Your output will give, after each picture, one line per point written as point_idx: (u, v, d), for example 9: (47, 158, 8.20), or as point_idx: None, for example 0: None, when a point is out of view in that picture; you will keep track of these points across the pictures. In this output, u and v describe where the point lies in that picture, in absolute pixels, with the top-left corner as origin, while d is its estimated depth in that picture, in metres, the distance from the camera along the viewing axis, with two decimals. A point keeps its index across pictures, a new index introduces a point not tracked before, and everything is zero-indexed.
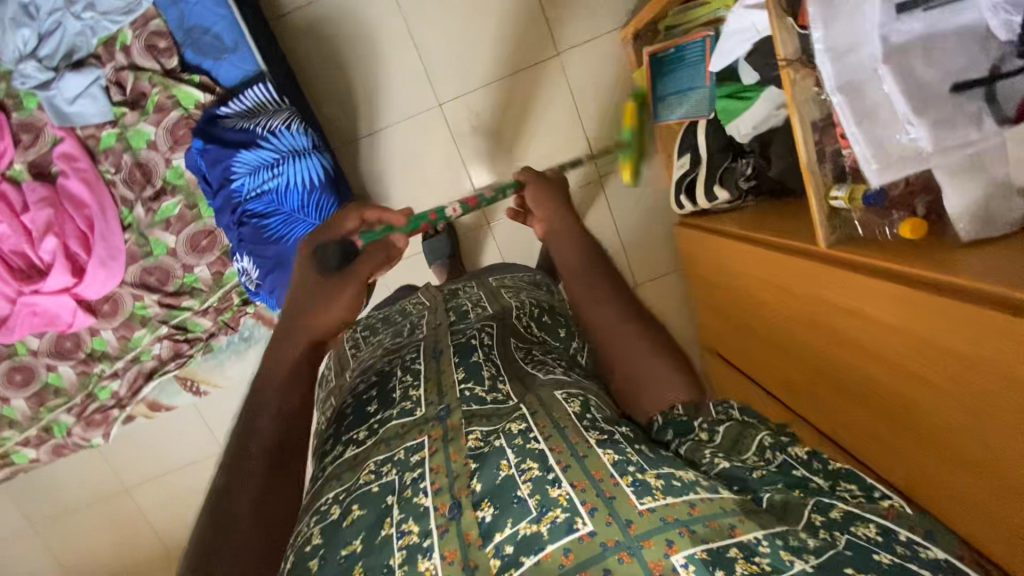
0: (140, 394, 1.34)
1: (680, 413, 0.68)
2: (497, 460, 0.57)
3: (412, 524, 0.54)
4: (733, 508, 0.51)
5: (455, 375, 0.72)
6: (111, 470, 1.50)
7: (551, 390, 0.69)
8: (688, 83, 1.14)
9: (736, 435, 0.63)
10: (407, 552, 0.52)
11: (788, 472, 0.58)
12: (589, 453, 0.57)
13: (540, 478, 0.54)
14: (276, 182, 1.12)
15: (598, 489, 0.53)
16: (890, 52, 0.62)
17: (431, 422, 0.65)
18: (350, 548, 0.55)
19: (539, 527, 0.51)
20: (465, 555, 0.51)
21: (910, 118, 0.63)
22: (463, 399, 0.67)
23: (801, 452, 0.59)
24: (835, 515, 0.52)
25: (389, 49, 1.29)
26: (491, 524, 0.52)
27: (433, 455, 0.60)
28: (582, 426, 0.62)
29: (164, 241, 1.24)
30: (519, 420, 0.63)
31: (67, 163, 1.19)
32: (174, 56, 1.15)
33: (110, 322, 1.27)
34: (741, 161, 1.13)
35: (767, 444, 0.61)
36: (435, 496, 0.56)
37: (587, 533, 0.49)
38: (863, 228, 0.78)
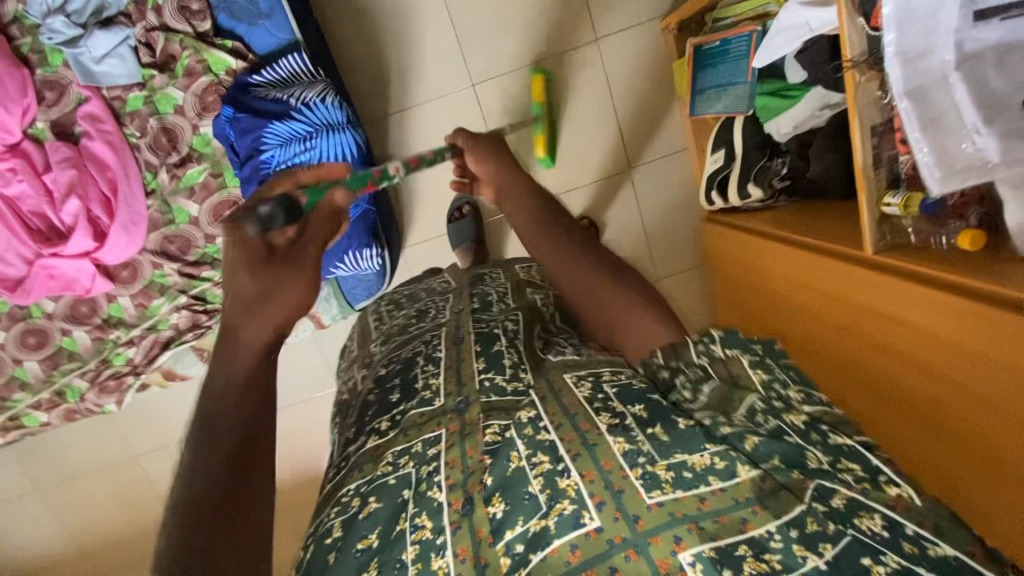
0: (156, 362, 1.32)
1: (663, 372, 0.65)
2: (508, 451, 0.56)
3: (425, 519, 0.54)
4: (747, 497, 0.50)
5: (475, 365, 0.70)
6: (121, 437, 1.49)
7: (563, 372, 0.68)
8: (729, 78, 1.12)
9: (723, 394, 0.61)
10: (420, 549, 0.52)
11: (782, 438, 0.55)
12: (600, 442, 0.55)
13: (551, 470, 0.54)
14: (309, 156, 1.09)
15: (607, 482, 0.52)
16: (963, 59, 0.63)
17: (449, 415, 0.64)
18: (366, 542, 0.54)
19: (547, 521, 0.51)
20: (476, 552, 0.51)
21: (978, 128, 0.63)
22: (482, 390, 0.66)
23: (796, 421, 0.56)
24: (838, 503, 0.50)
25: (424, 24, 1.26)
26: (501, 521, 0.52)
27: (450, 449, 0.59)
28: (593, 411, 0.59)
29: (188, 210, 1.22)
30: (531, 406, 0.62)
31: (91, 124, 1.15)
32: (207, 19, 1.11)
33: (127, 288, 1.26)
34: (777, 159, 1.12)
35: (758, 408, 0.59)
36: (449, 491, 0.55)
37: (594, 529, 0.49)
38: (915, 236, 0.77)
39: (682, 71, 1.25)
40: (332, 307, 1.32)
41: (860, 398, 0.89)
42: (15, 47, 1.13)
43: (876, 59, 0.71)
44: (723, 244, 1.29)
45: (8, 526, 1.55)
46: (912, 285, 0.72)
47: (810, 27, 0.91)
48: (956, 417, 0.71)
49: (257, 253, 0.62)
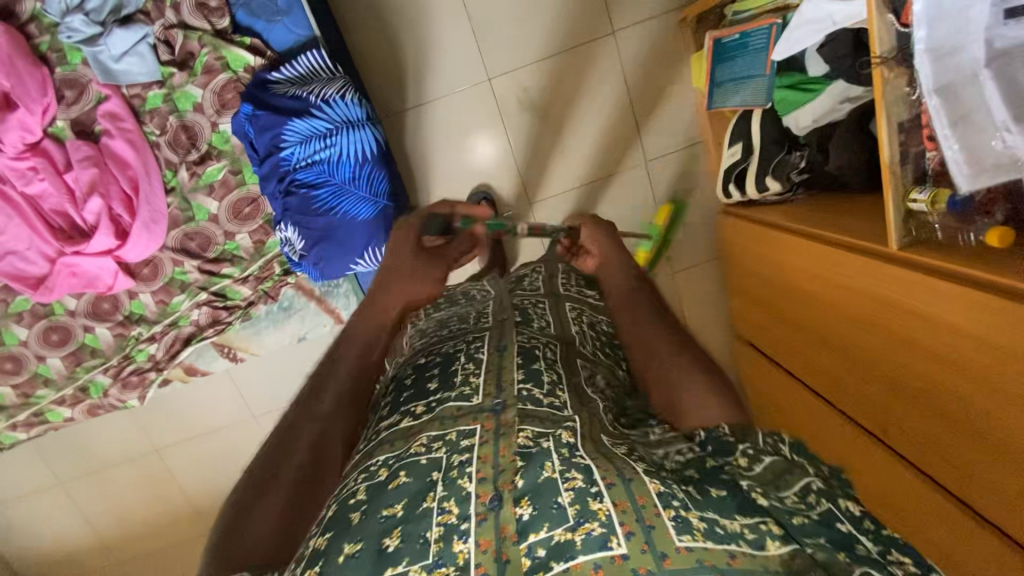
0: (177, 358, 1.34)
1: (728, 437, 0.56)
2: (541, 459, 0.49)
3: (453, 504, 0.47)
4: (776, 568, 0.41)
5: (515, 373, 0.63)
6: (143, 431, 1.51)
7: (598, 430, 0.57)
8: (748, 70, 1.13)
9: (781, 468, 0.51)
10: (444, 530, 0.45)
11: (832, 524, 0.46)
12: (627, 469, 0.48)
13: (582, 490, 0.46)
14: (328, 153, 1.10)
15: (639, 515, 0.43)
16: (993, 56, 0.63)
17: (485, 413, 0.57)
18: (391, 511, 0.48)
19: (573, 535, 0.43)
20: (498, 547, 0.43)
21: (1008, 125, 0.63)
22: (520, 397, 0.58)
23: (852, 507, 0.48)
24: None
25: (442, 20, 1.26)
26: (527, 523, 0.45)
27: (483, 444, 0.52)
28: (627, 459, 0.51)
29: (207, 207, 1.23)
30: (572, 432, 0.54)
31: (112, 123, 1.16)
32: (225, 16, 1.12)
33: (149, 285, 1.27)
34: (796, 153, 1.11)
35: (814, 488, 0.49)
36: (478, 483, 0.48)
37: (620, 556, 0.41)
38: (942, 231, 0.77)
39: (700, 65, 1.25)
40: (352, 303, 1.35)
41: (879, 386, 0.90)
42: (34, 46, 1.14)
43: (904, 55, 0.71)
44: (744, 241, 1.28)
45: (33, 519, 1.58)
46: (939, 280, 0.73)
47: (832, 20, 0.90)
48: (979, 405, 0.72)
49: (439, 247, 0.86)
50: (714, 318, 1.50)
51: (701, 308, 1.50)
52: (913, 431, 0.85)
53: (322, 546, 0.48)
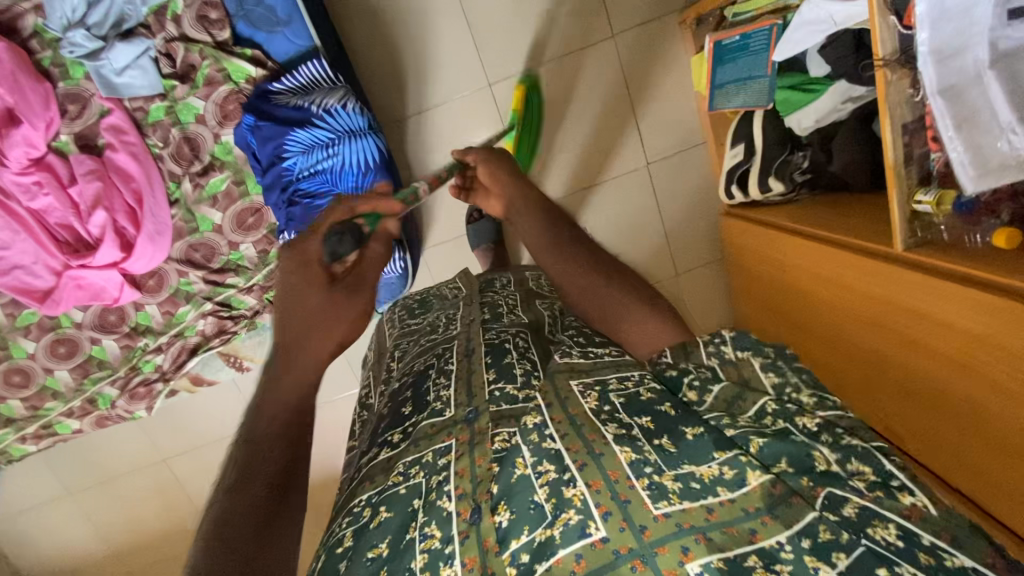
0: (184, 368, 1.34)
1: (671, 369, 0.65)
2: (513, 457, 0.55)
3: (435, 528, 0.52)
4: (759, 506, 0.48)
5: (485, 376, 0.68)
6: (150, 442, 1.52)
7: (568, 379, 0.65)
8: (748, 72, 1.12)
9: (731, 395, 0.59)
10: (428, 557, 0.50)
11: (788, 439, 0.52)
12: (584, 421, 0.57)
13: (556, 480, 0.52)
14: (332, 162, 1.11)
15: (613, 492, 0.50)
16: (998, 56, 0.63)
17: (459, 425, 0.62)
18: (376, 552, 0.53)
19: (552, 531, 0.48)
20: (483, 561, 0.48)
21: (1014, 127, 0.63)
22: (492, 399, 0.64)
23: (807, 423, 0.54)
24: (850, 513, 0.47)
25: (440, 26, 1.26)
26: (507, 530, 0.50)
27: (459, 459, 0.57)
28: (600, 421, 0.57)
29: (211, 218, 1.23)
30: (536, 412, 0.59)
31: (115, 136, 1.16)
32: (226, 29, 1.12)
33: (154, 297, 1.28)
34: (798, 154, 1.13)
35: (767, 411, 0.56)
36: (458, 501, 0.53)
37: (600, 539, 0.47)
38: (948, 232, 0.76)
39: (700, 66, 1.24)
40: None
41: (882, 387, 0.90)
42: (36, 61, 1.14)
43: (907, 57, 0.70)
44: (745, 242, 1.29)
45: (43, 530, 1.58)
46: (934, 278, 0.73)
47: (833, 21, 0.89)
48: (976, 399, 0.73)
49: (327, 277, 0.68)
50: (718, 317, 1.50)
51: (706, 308, 1.50)
52: (921, 433, 0.85)
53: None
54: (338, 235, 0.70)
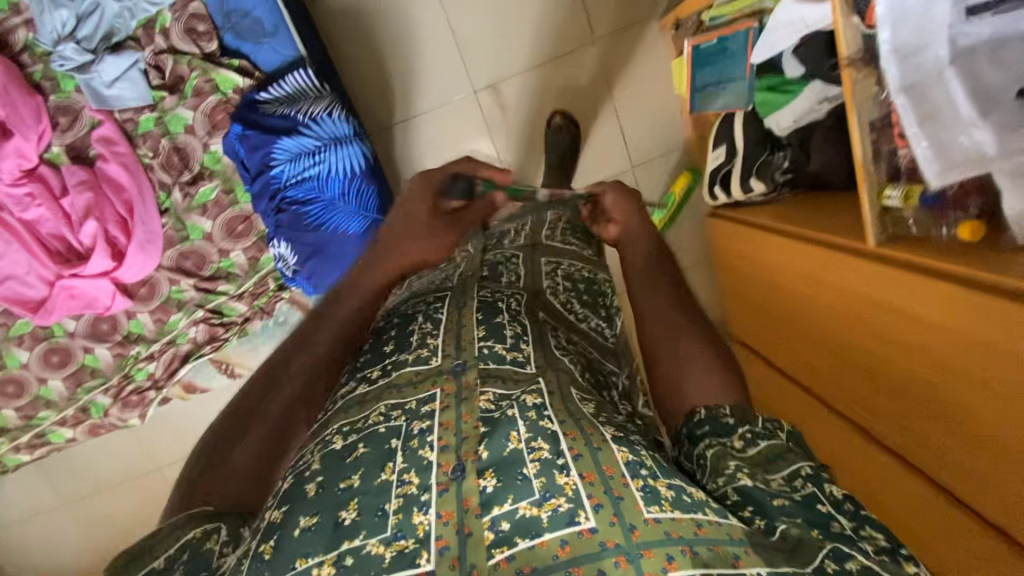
0: (176, 376, 1.35)
1: (727, 418, 0.55)
2: (507, 429, 0.51)
3: (413, 475, 0.49)
4: (740, 537, 0.44)
5: (475, 331, 0.64)
6: (144, 450, 1.52)
7: (568, 383, 0.60)
8: (727, 74, 1.16)
9: (778, 453, 0.52)
10: (403, 502, 0.47)
11: (813, 504, 0.47)
12: (582, 416, 0.54)
13: (548, 460, 0.48)
14: (318, 170, 1.13)
15: (606, 487, 0.46)
16: (957, 54, 0.65)
17: (445, 375, 0.58)
18: (348, 483, 0.49)
19: (539, 512, 0.45)
20: (460, 519, 0.45)
21: (975, 121, 0.65)
22: (482, 355, 0.60)
23: (838, 491, 0.48)
24: (852, 567, 0.42)
25: (426, 35, 1.29)
26: (491, 496, 0.46)
27: (445, 410, 0.54)
28: (598, 422, 0.54)
29: (201, 226, 1.25)
30: (536, 394, 0.56)
31: (106, 147, 1.18)
32: (214, 40, 1.14)
33: (145, 305, 1.29)
34: (779, 153, 1.13)
35: (802, 473, 0.49)
36: (439, 453, 0.50)
37: (588, 529, 0.43)
38: (916, 227, 0.78)
39: (681, 70, 1.25)
40: None
41: (867, 384, 0.90)
42: (27, 75, 1.16)
43: (870, 56, 0.72)
44: (731, 243, 1.30)
45: (38, 540, 1.59)
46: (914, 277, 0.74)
47: (806, 24, 0.93)
48: (957, 396, 0.72)
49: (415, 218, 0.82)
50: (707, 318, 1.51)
51: None
52: (907, 433, 0.84)
53: (277, 518, 0.49)
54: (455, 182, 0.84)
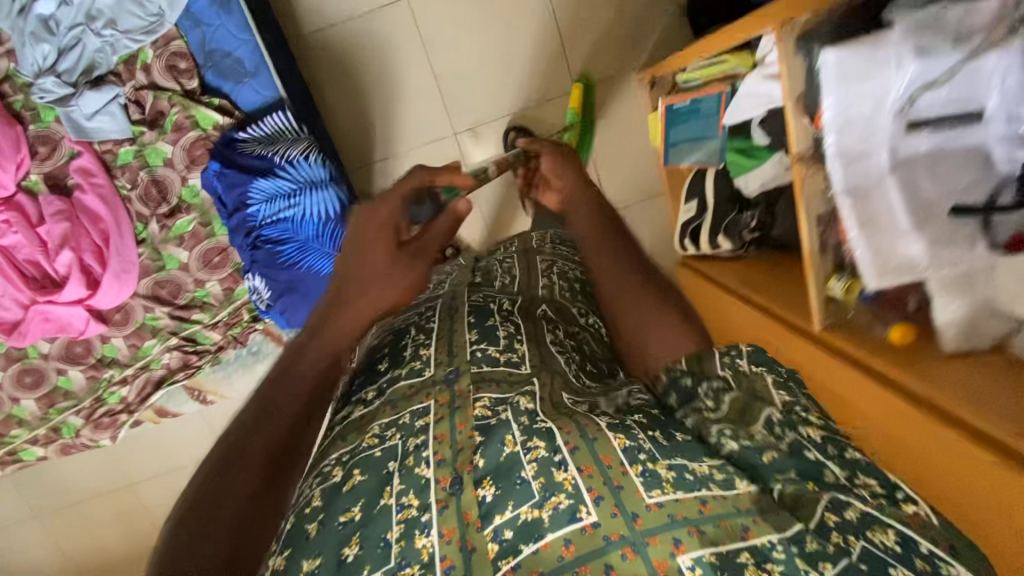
0: (148, 401, 1.37)
1: (685, 378, 0.68)
2: (503, 434, 0.58)
3: (412, 497, 0.55)
4: (749, 507, 0.50)
5: (468, 336, 0.76)
6: (115, 467, 1.53)
7: (561, 390, 0.68)
8: (701, 132, 1.17)
9: (743, 405, 0.62)
10: (405, 527, 0.53)
11: (800, 454, 0.55)
12: (580, 415, 0.60)
13: (546, 459, 0.54)
14: (293, 212, 1.14)
15: (605, 477, 0.52)
16: (897, 164, 0.68)
17: (438, 386, 0.68)
18: (348, 515, 0.56)
19: (541, 513, 0.51)
20: (462, 536, 0.51)
21: (910, 232, 0.68)
22: (475, 359, 0.71)
23: (813, 434, 0.58)
24: (851, 515, 0.48)
25: (408, 76, 1.30)
26: (490, 505, 0.53)
27: (438, 423, 0.62)
28: (593, 411, 0.63)
29: (178, 256, 1.26)
30: (529, 396, 0.64)
31: (84, 178, 1.19)
32: (195, 78, 1.15)
33: (120, 330, 1.30)
34: (747, 213, 1.16)
35: (776, 421, 0.59)
36: (436, 468, 0.57)
37: (590, 524, 0.49)
38: (858, 316, 0.82)
39: (655, 124, 1.27)
40: None
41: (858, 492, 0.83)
42: (7, 104, 1.17)
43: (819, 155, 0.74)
44: (699, 297, 1.32)
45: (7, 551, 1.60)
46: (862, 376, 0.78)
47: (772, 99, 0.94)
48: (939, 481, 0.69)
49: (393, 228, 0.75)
50: None
51: None
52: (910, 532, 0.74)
53: (282, 563, 0.55)
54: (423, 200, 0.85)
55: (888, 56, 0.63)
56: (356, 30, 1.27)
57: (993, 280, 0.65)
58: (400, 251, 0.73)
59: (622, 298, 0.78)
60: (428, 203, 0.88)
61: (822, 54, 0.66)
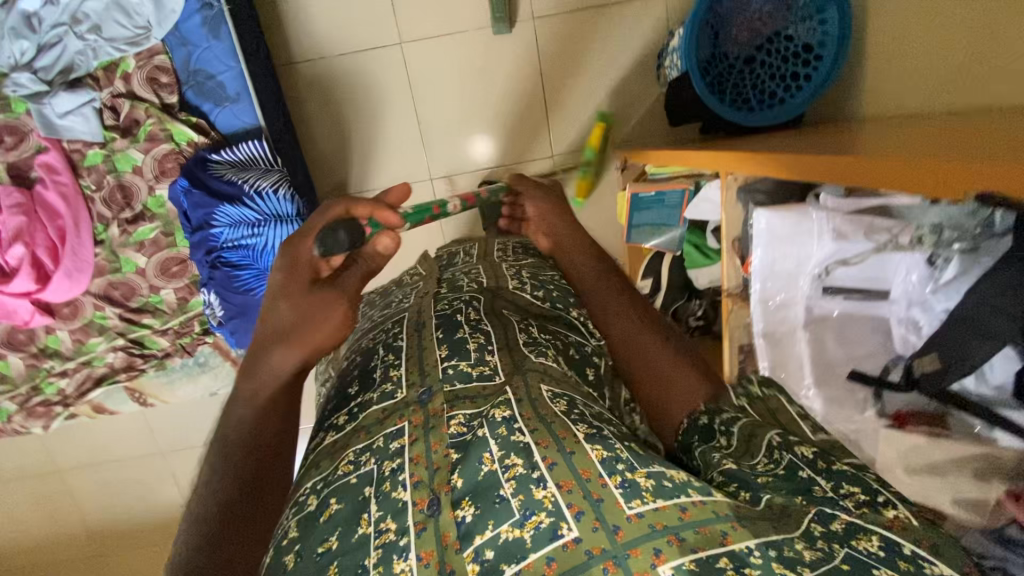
0: (87, 396, 1.35)
1: (702, 418, 0.61)
2: (480, 452, 0.51)
3: (389, 521, 0.47)
4: (727, 514, 0.44)
5: (438, 353, 0.65)
6: (47, 451, 1.52)
7: (539, 381, 0.60)
8: (662, 219, 1.18)
9: (750, 433, 0.56)
10: (383, 552, 0.45)
11: (793, 474, 0.49)
12: (554, 418, 0.54)
13: (524, 476, 0.47)
14: (255, 241, 1.15)
15: (585, 491, 0.45)
16: (811, 319, 0.74)
17: (411, 407, 0.57)
18: (326, 546, 0.48)
19: (522, 532, 0.43)
20: (442, 558, 0.44)
21: (811, 385, 0.74)
22: (447, 377, 0.61)
23: (807, 452, 0.51)
24: (836, 526, 0.42)
25: (391, 118, 1.32)
26: (470, 526, 0.46)
27: (414, 443, 0.53)
28: (570, 420, 0.54)
29: (135, 261, 1.26)
30: (506, 406, 0.55)
31: (48, 174, 1.18)
32: (175, 93, 1.16)
33: (67, 323, 1.29)
34: (695, 301, 1.22)
35: (775, 444, 0.53)
36: (414, 490, 0.49)
37: (572, 540, 0.42)
38: None
39: (622, 204, 1.24)
40: None
41: None
42: None
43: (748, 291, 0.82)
44: None
45: None
46: None
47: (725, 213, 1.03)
48: None
49: (302, 279, 0.61)
50: None
51: None
52: None
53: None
54: (335, 232, 0.62)
55: (812, 227, 0.69)
56: (345, 67, 1.28)
57: (874, 445, 0.67)
58: (314, 288, 0.61)
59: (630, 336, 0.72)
60: (344, 234, 0.62)
61: (756, 214, 0.72)
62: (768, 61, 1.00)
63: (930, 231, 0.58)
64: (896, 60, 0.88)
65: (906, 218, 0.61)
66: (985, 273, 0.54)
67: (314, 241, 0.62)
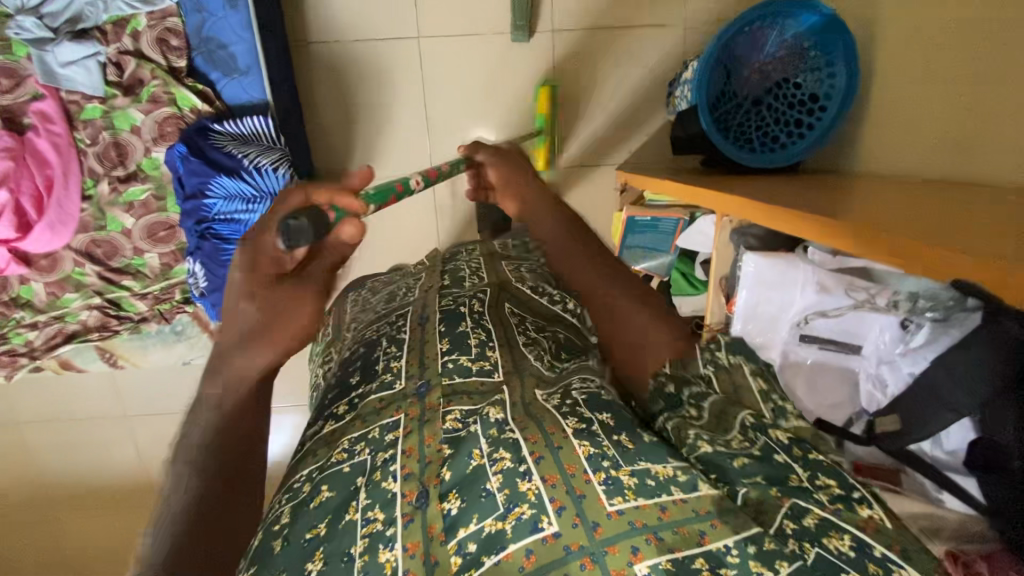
0: (55, 351, 1.32)
1: (669, 386, 0.64)
2: (469, 446, 0.51)
3: (377, 511, 0.48)
4: (709, 511, 0.45)
5: (439, 346, 0.67)
6: (8, 401, 1.49)
7: (534, 386, 0.61)
8: (652, 245, 1.21)
9: (720, 410, 0.58)
10: (369, 541, 0.46)
11: (769, 457, 0.50)
12: (544, 415, 0.55)
13: (511, 470, 0.48)
14: (247, 217, 1.14)
15: (569, 487, 0.46)
16: (786, 363, 0.75)
17: (409, 399, 0.59)
18: (314, 532, 0.49)
19: (504, 524, 0.45)
20: (426, 549, 0.45)
21: None
22: (446, 371, 0.62)
23: (781, 437, 0.53)
24: (809, 522, 0.44)
25: (400, 108, 1.31)
26: (455, 518, 0.46)
27: (408, 436, 0.54)
28: (561, 415, 0.54)
29: (122, 221, 1.24)
30: (500, 407, 0.56)
31: (42, 123, 1.15)
32: (184, 58, 1.15)
33: (43, 276, 1.26)
34: None
35: (749, 425, 0.55)
36: (404, 482, 0.50)
37: (551, 534, 0.43)
38: None
39: (616, 223, 1.25)
40: None
41: None
42: None
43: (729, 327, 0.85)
44: None
45: None
46: None
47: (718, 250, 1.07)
48: None
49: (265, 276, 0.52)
50: None
51: None
52: None
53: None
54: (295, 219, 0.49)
55: (797, 277, 0.73)
56: (359, 53, 1.27)
57: None
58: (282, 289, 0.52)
59: (611, 307, 0.71)
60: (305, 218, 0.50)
61: (746, 256, 0.76)
62: (774, 105, 1.03)
63: (907, 297, 0.64)
64: (898, 123, 0.91)
65: (886, 281, 0.68)
66: (950, 344, 0.57)
67: (276, 233, 0.50)
